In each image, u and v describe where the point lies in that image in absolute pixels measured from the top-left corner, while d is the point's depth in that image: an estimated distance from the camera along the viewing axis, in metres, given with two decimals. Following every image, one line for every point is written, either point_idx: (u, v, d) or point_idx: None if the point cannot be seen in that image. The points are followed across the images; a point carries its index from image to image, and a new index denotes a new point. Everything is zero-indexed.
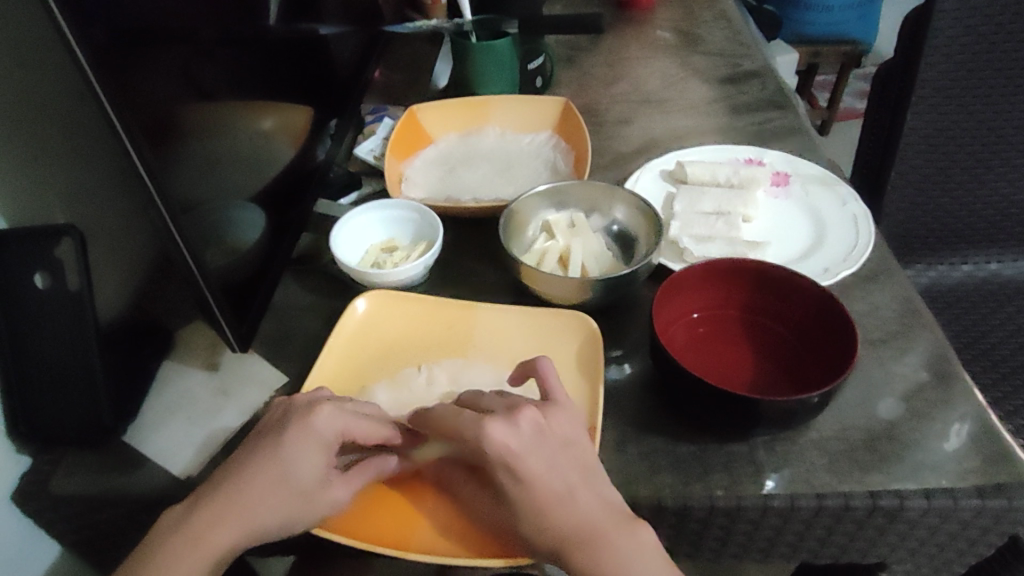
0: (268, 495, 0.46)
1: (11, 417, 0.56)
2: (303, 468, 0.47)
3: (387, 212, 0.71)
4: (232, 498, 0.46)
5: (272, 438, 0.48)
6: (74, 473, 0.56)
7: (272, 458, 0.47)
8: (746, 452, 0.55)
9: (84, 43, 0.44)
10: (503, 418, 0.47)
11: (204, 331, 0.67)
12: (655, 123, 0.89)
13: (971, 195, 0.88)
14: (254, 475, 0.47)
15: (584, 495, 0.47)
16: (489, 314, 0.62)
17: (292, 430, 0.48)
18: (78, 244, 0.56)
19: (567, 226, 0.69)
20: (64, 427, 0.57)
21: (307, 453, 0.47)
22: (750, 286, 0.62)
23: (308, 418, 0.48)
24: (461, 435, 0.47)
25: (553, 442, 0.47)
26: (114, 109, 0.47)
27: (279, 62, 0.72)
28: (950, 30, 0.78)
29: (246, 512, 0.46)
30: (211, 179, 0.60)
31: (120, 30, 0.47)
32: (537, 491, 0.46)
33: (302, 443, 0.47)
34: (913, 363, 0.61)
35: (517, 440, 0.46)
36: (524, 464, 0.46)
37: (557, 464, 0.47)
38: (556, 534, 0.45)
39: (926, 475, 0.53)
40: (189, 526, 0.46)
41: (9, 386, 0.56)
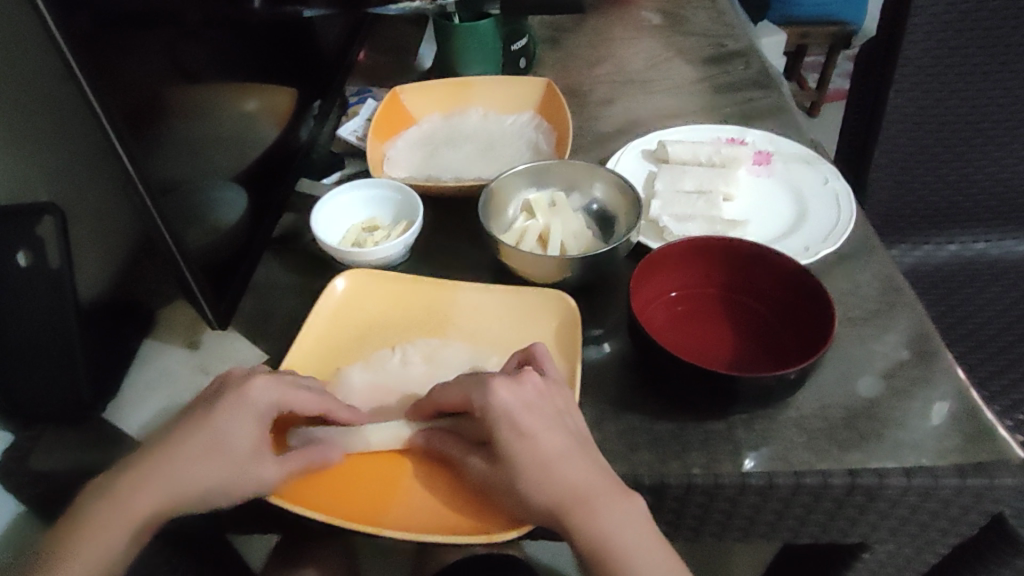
0: (201, 463, 0.46)
1: None
2: (236, 437, 0.47)
3: (367, 192, 0.71)
4: (165, 464, 0.47)
5: (207, 408, 0.49)
6: (54, 450, 0.55)
7: (204, 426, 0.48)
8: (724, 430, 0.54)
9: (68, 31, 0.43)
10: (507, 377, 0.47)
11: (186, 310, 0.67)
12: (640, 103, 0.89)
13: (956, 174, 0.88)
14: (186, 445, 0.47)
15: (580, 459, 0.47)
16: (468, 292, 0.62)
17: (227, 400, 0.48)
18: (59, 221, 0.57)
19: (548, 205, 0.68)
20: (47, 405, 0.57)
21: (242, 422, 0.48)
22: (729, 265, 0.62)
23: (242, 388, 0.48)
24: (463, 397, 0.48)
25: (549, 408, 0.48)
26: (97, 97, 0.46)
27: (263, 43, 0.71)
28: (934, 6, 0.77)
29: (176, 479, 0.46)
30: (194, 162, 0.60)
31: (105, 16, 0.47)
32: (536, 448, 0.46)
33: (236, 412, 0.48)
34: (893, 342, 0.60)
35: (519, 397, 0.47)
36: (523, 421, 0.46)
37: (556, 424, 0.47)
38: (553, 494, 0.45)
39: (906, 452, 0.52)
40: (112, 491, 0.47)
41: None
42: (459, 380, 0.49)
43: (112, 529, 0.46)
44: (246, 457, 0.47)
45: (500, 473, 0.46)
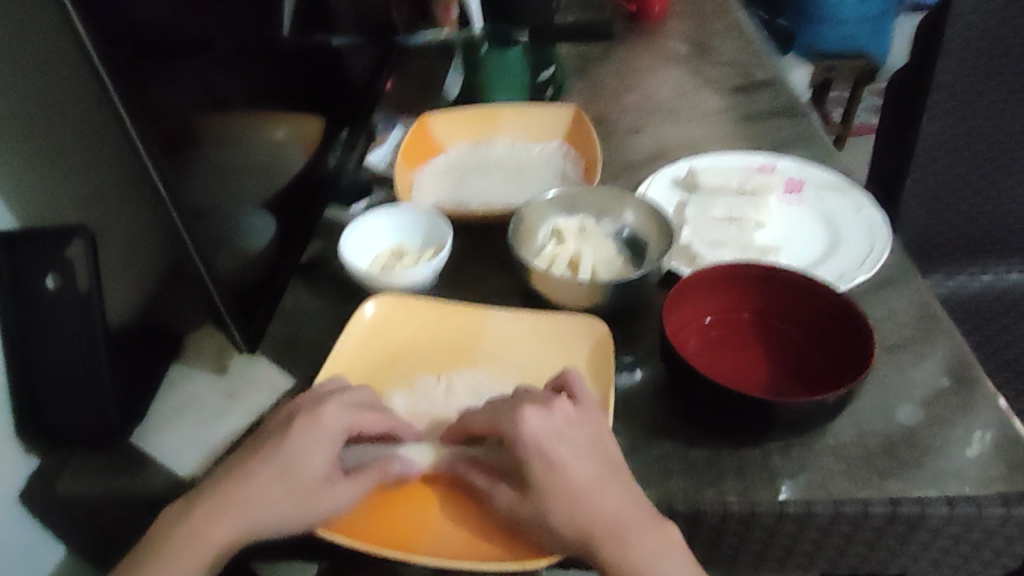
0: (273, 491, 0.45)
1: (23, 420, 0.56)
2: (307, 468, 0.46)
3: (399, 217, 0.71)
4: (233, 494, 0.46)
5: (277, 437, 0.48)
6: (81, 475, 0.56)
7: (274, 455, 0.47)
8: (759, 457, 0.53)
9: (106, 57, 0.45)
10: (537, 406, 0.47)
11: (214, 335, 0.66)
12: (667, 131, 0.89)
13: (988, 202, 0.87)
14: (254, 475, 0.46)
15: (611, 489, 0.46)
16: (502, 317, 0.62)
17: (298, 427, 0.48)
18: (90, 246, 0.55)
19: (578, 231, 0.68)
20: (73, 431, 0.56)
21: (309, 450, 0.46)
22: (762, 289, 0.61)
23: (316, 412, 0.48)
24: (492, 424, 0.48)
25: (582, 438, 0.47)
26: (131, 120, 0.47)
27: (294, 72, 0.73)
28: (964, 34, 0.77)
29: (248, 508, 0.45)
30: (225, 187, 0.60)
31: (141, 44, 0.48)
32: (566, 479, 0.45)
33: (308, 440, 0.47)
34: (933, 368, 0.59)
35: (548, 427, 0.46)
36: (553, 452, 0.45)
37: (585, 453, 0.46)
38: (581, 526, 0.44)
39: (948, 481, 0.51)
40: (189, 523, 0.46)
41: (21, 389, 0.56)
42: (490, 406, 0.49)
43: (184, 556, 0.45)
44: (319, 487, 0.46)
45: (528, 504, 0.44)
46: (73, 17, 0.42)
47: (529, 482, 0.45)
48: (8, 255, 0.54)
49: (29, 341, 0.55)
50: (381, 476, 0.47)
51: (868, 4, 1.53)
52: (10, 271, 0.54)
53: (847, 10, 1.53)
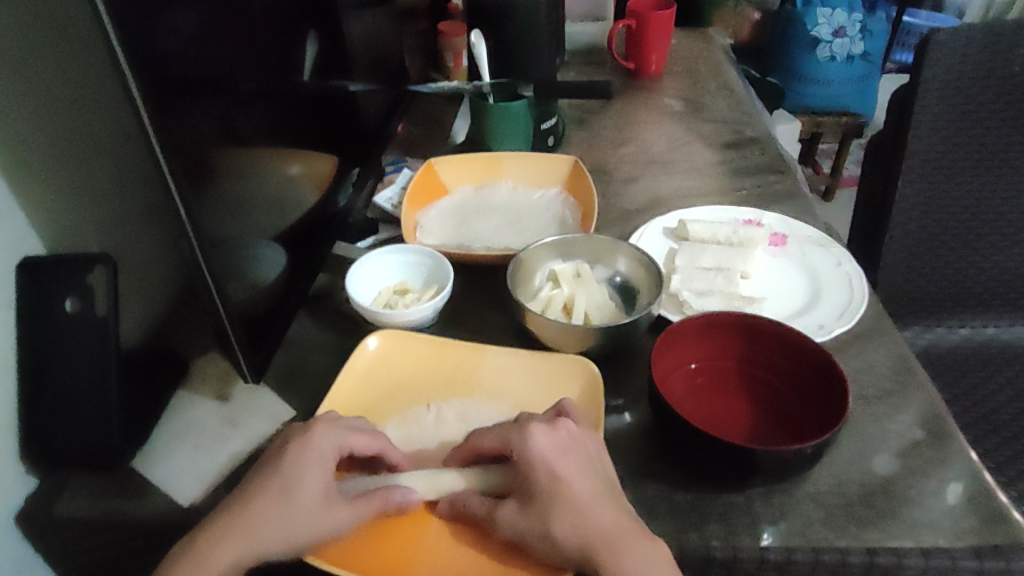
0: (272, 512, 0.47)
1: (26, 437, 0.57)
2: (307, 484, 0.48)
3: (401, 256, 0.74)
4: (241, 515, 0.48)
5: (276, 459, 0.50)
6: (77, 497, 0.57)
7: (274, 475, 0.49)
8: (742, 503, 0.56)
9: (141, 86, 0.47)
10: (544, 423, 0.50)
11: (218, 361, 0.69)
12: (661, 182, 0.93)
13: (965, 262, 0.92)
14: (258, 493, 0.48)
15: (609, 507, 0.48)
16: (496, 354, 0.65)
17: (295, 448, 0.50)
18: (111, 273, 0.58)
19: (573, 276, 0.72)
20: (76, 451, 0.57)
21: (309, 468, 0.49)
22: (746, 339, 0.64)
23: (311, 432, 0.51)
24: (501, 440, 0.51)
25: (581, 455, 0.49)
26: (160, 147, 0.50)
27: (311, 114, 0.77)
28: (936, 106, 0.83)
29: (250, 528, 0.47)
30: (238, 217, 0.63)
31: (168, 82, 0.51)
32: (571, 494, 0.47)
33: (305, 458, 0.49)
34: (907, 421, 0.61)
35: (555, 445, 0.49)
36: (559, 468, 0.48)
37: (588, 474, 0.48)
38: (582, 535, 0.46)
39: (922, 532, 0.53)
40: (198, 545, 0.48)
41: (29, 406, 0.57)
42: (499, 425, 0.52)
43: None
44: (317, 504, 0.48)
45: (532, 519, 0.46)
46: (115, 48, 0.45)
47: (536, 497, 0.47)
48: (31, 279, 0.56)
49: (44, 362, 0.57)
50: (381, 502, 0.49)
51: (853, 67, 1.60)
52: (33, 291, 0.57)
53: (834, 72, 1.59)
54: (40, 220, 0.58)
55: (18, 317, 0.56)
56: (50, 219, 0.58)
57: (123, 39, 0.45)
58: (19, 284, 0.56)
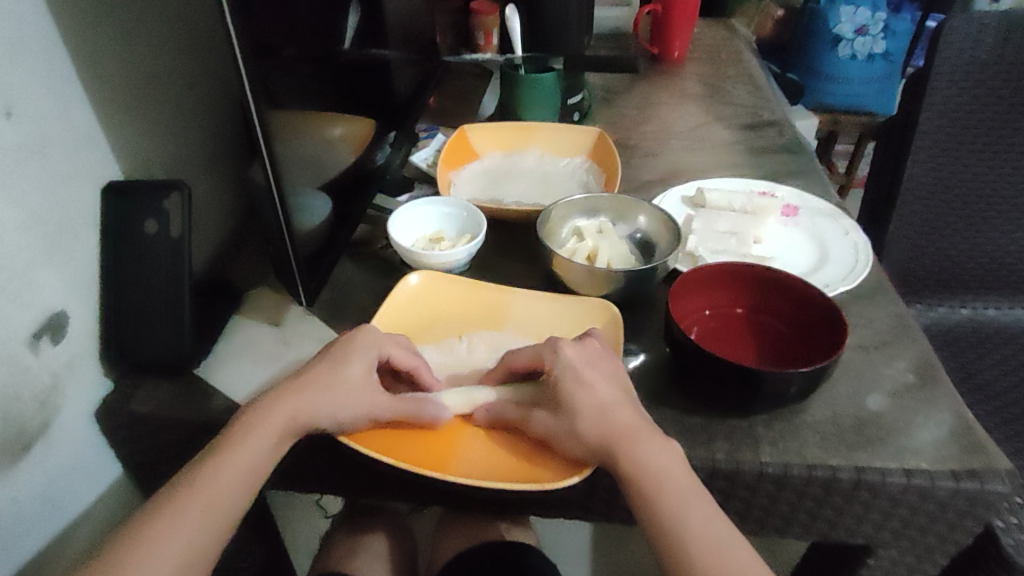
0: (322, 387, 0.54)
1: (107, 344, 0.64)
2: (356, 366, 0.56)
3: (438, 208, 0.80)
4: (294, 387, 0.54)
5: (329, 351, 0.57)
6: (152, 394, 0.64)
7: (328, 361, 0.56)
8: (746, 426, 0.61)
9: (242, 39, 0.55)
10: (573, 339, 0.56)
11: (269, 292, 0.74)
12: (681, 157, 0.99)
13: (969, 243, 0.97)
14: (314, 372, 0.55)
15: (628, 409, 0.53)
16: (525, 297, 0.70)
17: (346, 340, 0.57)
18: (185, 198, 0.64)
19: (596, 231, 0.77)
20: (151, 359, 0.64)
21: (359, 356, 0.56)
22: (756, 289, 0.69)
23: (359, 330, 0.58)
24: (537, 356, 0.57)
25: (608, 369, 0.55)
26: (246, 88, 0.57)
27: (352, 78, 0.83)
28: (947, 90, 0.88)
29: (301, 396, 0.54)
30: (293, 165, 0.69)
31: (251, 34, 0.58)
32: (596, 395, 0.53)
33: (354, 347, 0.57)
34: (901, 367, 0.66)
35: (583, 357, 0.55)
36: (586, 375, 0.54)
37: (610, 381, 0.54)
38: (600, 430, 0.51)
39: (907, 456, 0.58)
40: (257, 407, 0.54)
41: (110, 316, 0.64)
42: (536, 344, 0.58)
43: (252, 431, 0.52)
44: (365, 384, 0.55)
45: (561, 416, 0.52)
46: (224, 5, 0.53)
47: (566, 399, 0.53)
48: (115, 201, 0.63)
49: (122, 279, 0.64)
50: (418, 408, 0.55)
51: (875, 65, 1.65)
52: (117, 215, 0.63)
53: (855, 70, 1.64)
54: (125, 154, 0.64)
55: (103, 233, 0.63)
56: (130, 153, 0.65)
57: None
58: (104, 204, 0.63)
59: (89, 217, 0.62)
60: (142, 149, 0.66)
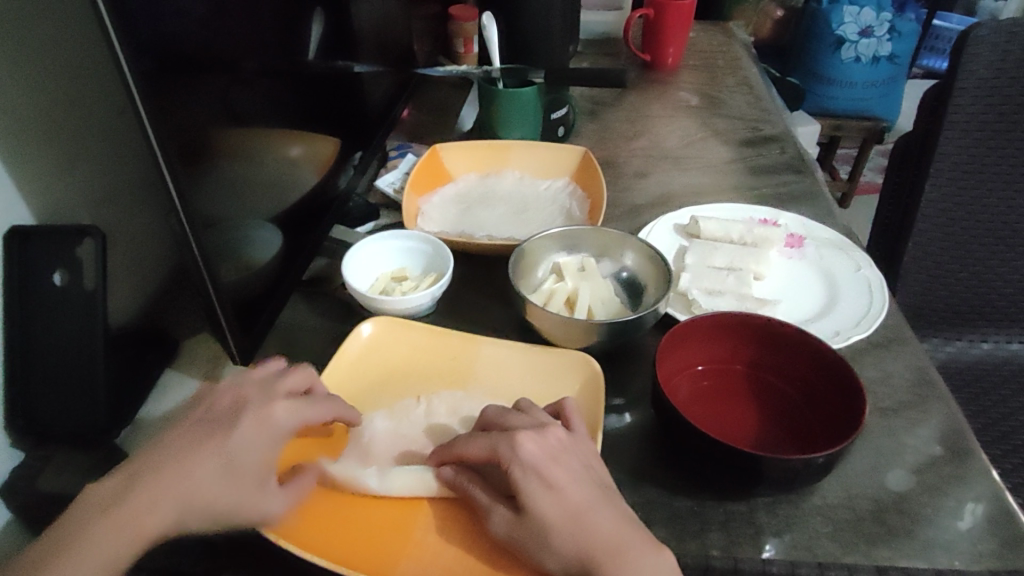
0: (207, 476, 0.46)
1: (11, 412, 0.55)
2: (256, 447, 0.48)
3: (401, 243, 0.72)
4: (183, 484, 0.45)
5: (223, 426, 0.48)
6: (63, 471, 0.56)
7: (220, 442, 0.47)
8: (746, 512, 0.53)
9: (137, 73, 0.45)
10: (532, 430, 0.48)
11: (209, 345, 0.68)
12: (673, 178, 0.91)
13: (990, 273, 0.89)
14: (203, 453, 0.47)
15: (606, 510, 0.47)
16: (493, 347, 0.62)
17: (248, 421, 0.48)
18: (99, 244, 0.57)
19: (577, 270, 0.69)
20: (62, 428, 0.56)
21: (256, 434, 0.48)
22: (757, 343, 0.61)
23: (267, 408, 0.49)
24: (488, 450, 0.48)
25: (575, 463, 0.48)
26: (153, 125, 0.47)
27: (316, 94, 0.74)
28: (971, 106, 0.81)
29: (190, 497, 0.45)
30: (233, 200, 0.59)
31: (170, 56, 0.48)
32: (567, 501, 0.46)
33: (258, 433, 0.48)
34: (925, 436, 0.59)
35: (541, 451, 0.47)
36: (551, 475, 0.46)
37: (580, 481, 0.47)
38: (580, 543, 0.45)
39: (937, 553, 0.50)
40: (124, 506, 0.44)
41: (13, 379, 0.55)
42: (485, 433, 0.50)
43: (116, 543, 0.43)
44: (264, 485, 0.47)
45: (529, 527, 0.45)
46: (110, 30, 0.42)
47: (529, 505, 0.45)
48: (19, 250, 0.55)
49: (30, 338, 0.55)
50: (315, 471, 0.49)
51: (879, 68, 1.56)
52: (19, 265, 0.55)
53: (859, 74, 1.56)
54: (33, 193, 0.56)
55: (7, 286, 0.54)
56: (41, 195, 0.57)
57: (118, 20, 0.42)
58: (7, 254, 0.54)
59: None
60: (53, 186, 0.57)
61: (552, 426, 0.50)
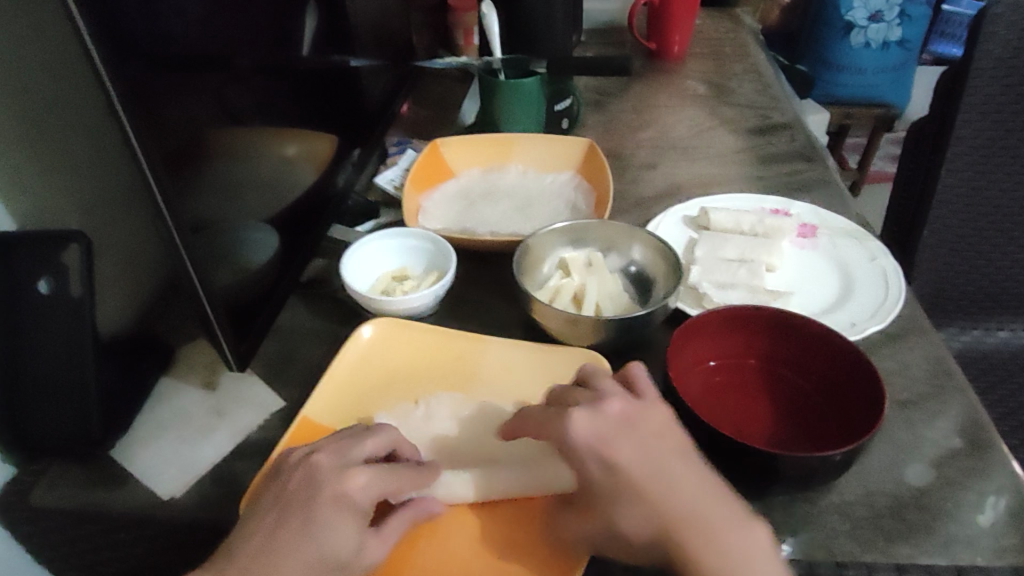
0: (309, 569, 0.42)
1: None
2: (339, 524, 0.44)
3: (401, 241, 0.71)
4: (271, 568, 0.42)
5: (300, 514, 0.44)
6: (56, 487, 0.55)
7: (304, 537, 0.43)
8: (761, 511, 0.51)
9: (117, 79, 0.43)
10: (586, 407, 0.45)
11: (206, 349, 0.67)
12: (682, 168, 0.88)
13: (1006, 260, 0.87)
14: (290, 546, 0.43)
15: (688, 481, 0.44)
16: (503, 348, 0.60)
17: (325, 501, 0.44)
18: (84, 251, 0.56)
19: (584, 265, 0.67)
20: (49, 440, 0.56)
21: (339, 524, 0.43)
22: (770, 336, 0.59)
23: (344, 479, 0.45)
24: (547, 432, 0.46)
25: (645, 434, 0.45)
26: (137, 138, 0.45)
27: (312, 88, 0.73)
28: (987, 88, 0.79)
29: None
30: (227, 202, 0.58)
31: (156, 59, 0.47)
32: (631, 478, 0.43)
33: (337, 509, 0.44)
34: (944, 428, 0.57)
35: (600, 429, 0.44)
36: (616, 451, 0.44)
37: (649, 452, 0.44)
38: (655, 523, 0.42)
39: (959, 549, 0.48)
40: None
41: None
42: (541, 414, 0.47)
43: None
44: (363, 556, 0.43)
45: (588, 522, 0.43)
46: (85, 35, 0.40)
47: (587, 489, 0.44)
48: (3, 255, 0.54)
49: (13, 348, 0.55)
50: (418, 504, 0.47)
51: (889, 54, 1.52)
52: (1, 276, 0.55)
53: (868, 59, 1.52)
54: None
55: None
56: None
57: (93, 24, 0.40)
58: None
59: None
60: None
61: (613, 397, 0.46)
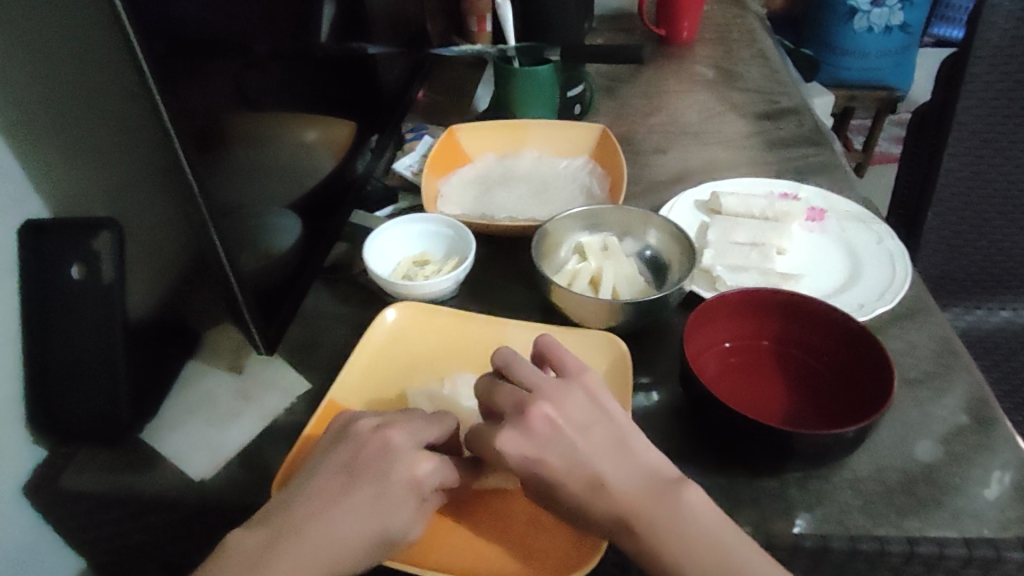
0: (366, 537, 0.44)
1: (33, 409, 0.57)
2: (400, 501, 0.45)
3: (421, 227, 0.72)
4: (331, 528, 0.44)
5: (367, 485, 0.46)
6: (84, 470, 0.57)
7: (372, 505, 0.45)
8: (777, 487, 0.54)
9: (150, 59, 0.44)
10: (510, 426, 0.45)
11: (232, 336, 0.69)
12: (692, 153, 0.90)
13: (1009, 241, 0.89)
14: (355, 510, 0.45)
15: (621, 472, 0.45)
16: (523, 330, 0.62)
17: (396, 481, 0.46)
18: (116, 237, 0.58)
19: (600, 249, 0.69)
20: (82, 423, 0.57)
21: (402, 504, 0.45)
22: (783, 318, 0.61)
23: (415, 465, 0.47)
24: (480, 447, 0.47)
25: (573, 436, 0.45)
26: (169, 119, 0.47)
27: (330, 76, 0.74)
28: (987, 75, 0.80)
29: (336, 549, 0.44)
30: (250, 186, 0.59)
31: (181, 44, 0.48)
32: (566, 486, 0.44)
33: (402, 489, 0.46)
34: (951, 405, 0.59)
35: (526, 443, 0.44)
36: (548, 462, 0.44)
37: (577, 456, 0.45)
38: (598, 521, 0.44)
39: (965, 522, 0.51)
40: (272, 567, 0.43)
41: (32, 370, 0.57)
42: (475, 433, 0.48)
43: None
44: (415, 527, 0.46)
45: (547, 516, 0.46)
46: (120, 15, 0.41)
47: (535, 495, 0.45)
48: (33, 244, 0.56)
49: (46, 329, 0.57)
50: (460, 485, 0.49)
51: (892, 38, 1.53)
52: (35, 260, 0.56)
53: (872, 42, 1.53)
54: None
55: (19, 283, 0.56)
56: (53, 195, 0.58)
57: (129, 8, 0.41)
58: (20, 248, 0.56)
59: (1, 264, 0.55)
60: (61, 180, 0.58)
61: (535, 402, 0.46)
